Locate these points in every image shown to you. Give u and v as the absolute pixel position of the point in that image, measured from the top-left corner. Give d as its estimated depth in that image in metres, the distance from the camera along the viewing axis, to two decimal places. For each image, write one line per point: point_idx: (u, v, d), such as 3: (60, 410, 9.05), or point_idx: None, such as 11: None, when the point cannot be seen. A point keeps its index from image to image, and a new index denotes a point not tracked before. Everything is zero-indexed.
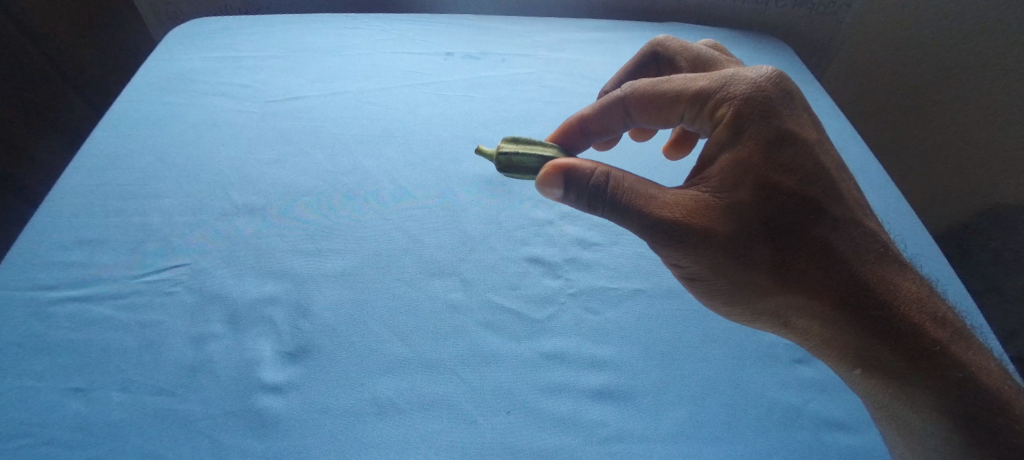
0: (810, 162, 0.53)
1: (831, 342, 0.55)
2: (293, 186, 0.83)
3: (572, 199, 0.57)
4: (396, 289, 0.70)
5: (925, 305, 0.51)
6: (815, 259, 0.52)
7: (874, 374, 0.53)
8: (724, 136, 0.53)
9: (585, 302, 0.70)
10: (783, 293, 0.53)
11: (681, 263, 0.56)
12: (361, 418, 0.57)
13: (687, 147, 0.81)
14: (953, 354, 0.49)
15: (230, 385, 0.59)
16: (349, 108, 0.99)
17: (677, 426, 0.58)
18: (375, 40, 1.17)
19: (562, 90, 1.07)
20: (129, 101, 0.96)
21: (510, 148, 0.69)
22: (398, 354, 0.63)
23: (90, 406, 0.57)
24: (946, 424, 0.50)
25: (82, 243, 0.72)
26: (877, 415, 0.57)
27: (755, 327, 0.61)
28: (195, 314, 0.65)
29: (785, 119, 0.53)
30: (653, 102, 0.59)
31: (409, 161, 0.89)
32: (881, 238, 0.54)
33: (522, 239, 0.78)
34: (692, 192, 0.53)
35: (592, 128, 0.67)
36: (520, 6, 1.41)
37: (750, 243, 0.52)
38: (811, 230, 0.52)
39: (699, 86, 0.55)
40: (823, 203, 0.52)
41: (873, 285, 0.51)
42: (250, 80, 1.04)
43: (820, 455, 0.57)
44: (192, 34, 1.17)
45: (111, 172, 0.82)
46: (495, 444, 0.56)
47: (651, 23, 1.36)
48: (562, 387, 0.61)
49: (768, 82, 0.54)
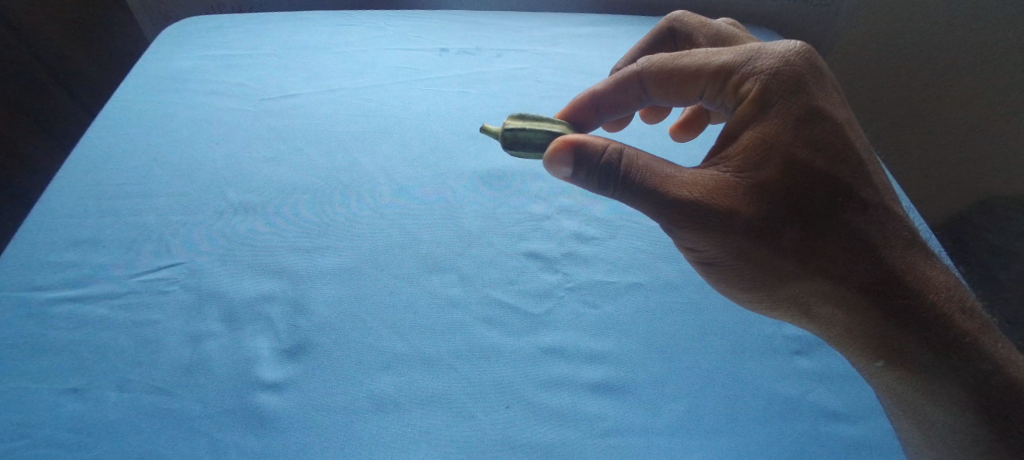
0: (838, 143, 0.53)
1: (854, 328, 0.54)
2: (289, 184, 0.82)
3: (582, 178, 0.56)
4: (393, 286, 0.69)
5: (952, 294, 0.51)
6: (841, 243, 0.51)
7: (899, 364, 0.53)
8: (749, 112, 0.53)
9: (584, 295, 0.69)
10: (804, 277, 0.53)
11: (697, 247, 0.55)
12: (359, 416, 0.57)
13: (696, 130, 0.83)
14: (979, 344, 0.49)
15: (229, 383, 0.58)
16: (342, 105, 0.98)
17: (679, 418, 0.58)
18: (369, 37, 1.17)
19: (559, 85, 1.07)
20: (121, 101, 0.95)
21: (517, 124, 0.67)
22: (396, 350, 0.62)
23: (87, 406, 0.56)
24: (967, 418, 0.50)
25: (77, 244, 0.71)
26: (894, 410, 0.57)
27: (772, 312, 0.60)
28: (194, 313, 0.64)
29: (815, 95, 0.53)
30: (674, 77, 0.60)
31: (406, 157, 0.88)
32: (907, 224, 0.54)
33: (519, 234, 0.77)
34: (711, 173, 0.53)
35: (605, 104, 0.68)
36: (514, 3, 1.41)
37: (774, 226, 0.51)
38: (838, 215, 0.51)
39: (722, 60, 0.56)
40: (851, 186, 0.52)
41: (899, 271, 0.51)
42: (245, 78, 1.03)
43: (822, 445, 0.57)
44: (184, 33, 1.15)
45: (105, 172, 0.81)
46: (495, 440, 0.56)
47: (645, 17, 1.36)
48: (562, 381, 0.61)
49: (797, 56, 0.54)
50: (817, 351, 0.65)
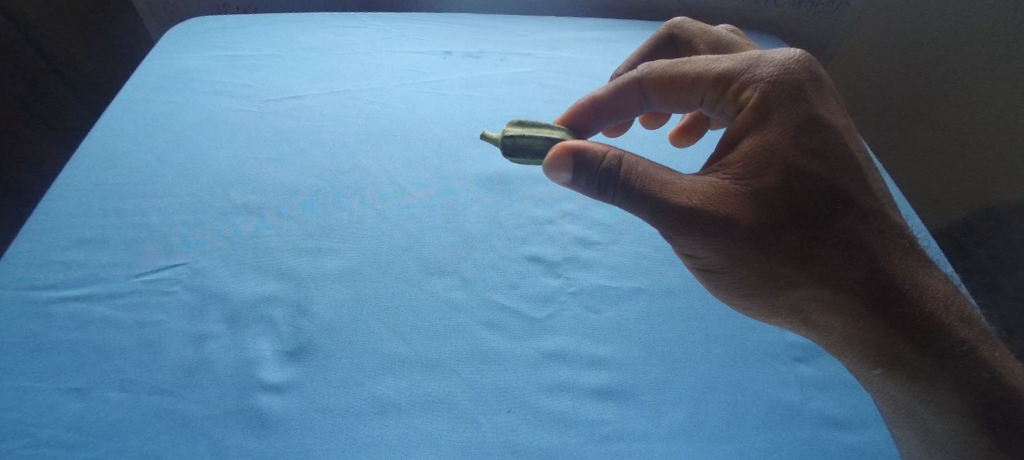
0: (838, 151, 0.53)
1: (852, 337, 0.54)
2: (292, 185, 0.83)
3: (582, 184, 0.56)
4: (395, 287, 0.69)
5: (951, 302, 0.51)
6: (839, 250, 0.51)
7: (897, 374, 0.53)
8: (749, 120, 0.53)
9: (585, 300, 0.69)
10: (802, 284, 0.53)
11: (696, 253, 0.55)
12: (361, 418, 0.57)
13: (696, 135, 0.83)
14: (977, 354, 0.49)
15: (230, 384, 0.58)
16: (347, 107, 0.98)
17: (678, 425, 0.58)
18: (375, 39, 1.17)
19: (563, 88, 1.07)
20: (127, 100, 0.96)
21: (517, 131, 0.68)
22: (398, 353, 0.62)
23: (90, 405, 0.56)
24: (966, 428, 0.50)
25: (82, 243, 0.71)
26: (893, 418, 0.57)
27: (770, 320, 0.60)
28: (195, 314, 0.65)
29: (814, 103, 0.53)
30: (674, 83, 0.60)
31: (409, 159, 0.89)
32: (906, 232, 0.54)
33: (522, 238, 0.77)
34: (711, 180, 0.53)
35: (605, 110, 0.68)
36: (520, 6, 1.42)
37: (773, 233, 0.51)
38: (837, 223, 0.52)
39: (723, 67, 0.56)
40: (850, 195, 0.52)
41: (897, 279, 0.51)
42: (250, 79, 1.04)
43: (820, 454, 0.57)
44: (189, 33, 1.15)
45: (110, 171, 0.82)
46: (495, 444, 0.56)
47: (648, 23, 1.36)
48: (563, 386, 0.61)
49: (798, 64, 0.54)
50: (816, 359, 0.65)
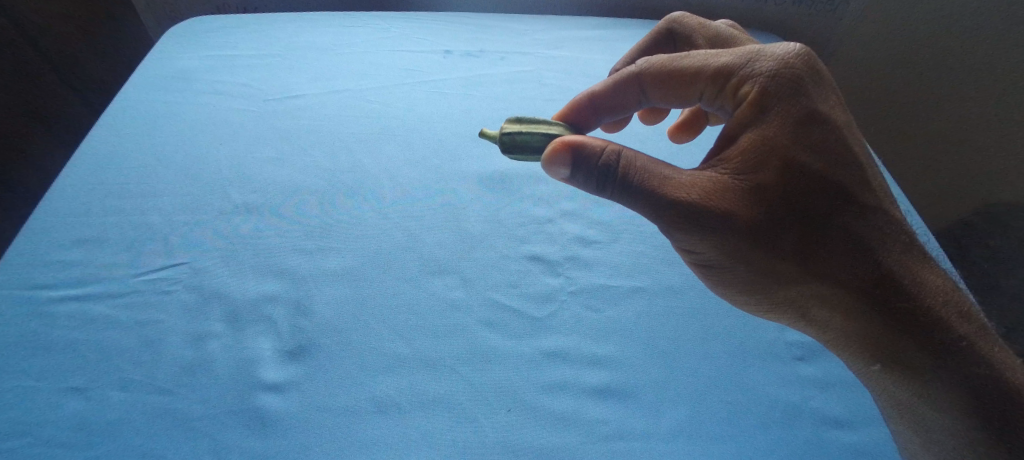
0: (837, 146, 0.53)
1: (851, 332, 0.54)
2: (293, 185, 0.83)
3: (580, 179, 0.55)
4: (394, 287, 0.69)
5: (951, 298, 0.51)
6: (839, 245, 0.51)
7: (896, 369, 0.52)
8: (748, 115, 0.53)
9: (586, 299, 0.69)
10: (801, 280, 0.53)
11: (695, 249, 0.55)
12: (361, 417, 0.57)
13: (694, 131, 0.83)
14: (976, 349, 0.49)
15: (230, 383, 0.59)
16: (347, 107, 0.98)
17: (679, 424, 0.58)
18: (374, 38, 1.17)
19: (562, 87, 1.07)
20: (126, 101, 0.95)
21: (514, 128, 0.67)
22: (398, 352, 0.62)
23: (90, 404, 0.56)
24: (967, 425, 0.50)
25: (80, 243, 0.71)
26: (892, 414, 0.57)
27: (769, 316, 0.60)
28: (196, 314, 0.65)
29: (813, 98, 0.53)
30: (673, 78, 0.60)
31: (409, 159, 0.89)
32: (905, 227, 0.53)
33: (521, 237, 0.77)
34: (711, 175, 0.53)
35: (603, 105, 0.68)
36: (519, 5, 1.42)
37: (772, 228, 0.51)
38: (836, 218, 0.51)
39: (722, 61, 0.56)
40: (849, 189, 0.52)
41: (897, 274, 0.51)
42: (249, 78, 1.04)
43: (820, 452, 0.57)
44: (188, 33, 1.15)
45: (109, 171, 0.82)
46: (495, 444, 0.56)
47: (648, 22, 1.36)
48: (562, 384, 0.61)
49: (798, 58, 0.54)
50: (816, 357, 0.65)
